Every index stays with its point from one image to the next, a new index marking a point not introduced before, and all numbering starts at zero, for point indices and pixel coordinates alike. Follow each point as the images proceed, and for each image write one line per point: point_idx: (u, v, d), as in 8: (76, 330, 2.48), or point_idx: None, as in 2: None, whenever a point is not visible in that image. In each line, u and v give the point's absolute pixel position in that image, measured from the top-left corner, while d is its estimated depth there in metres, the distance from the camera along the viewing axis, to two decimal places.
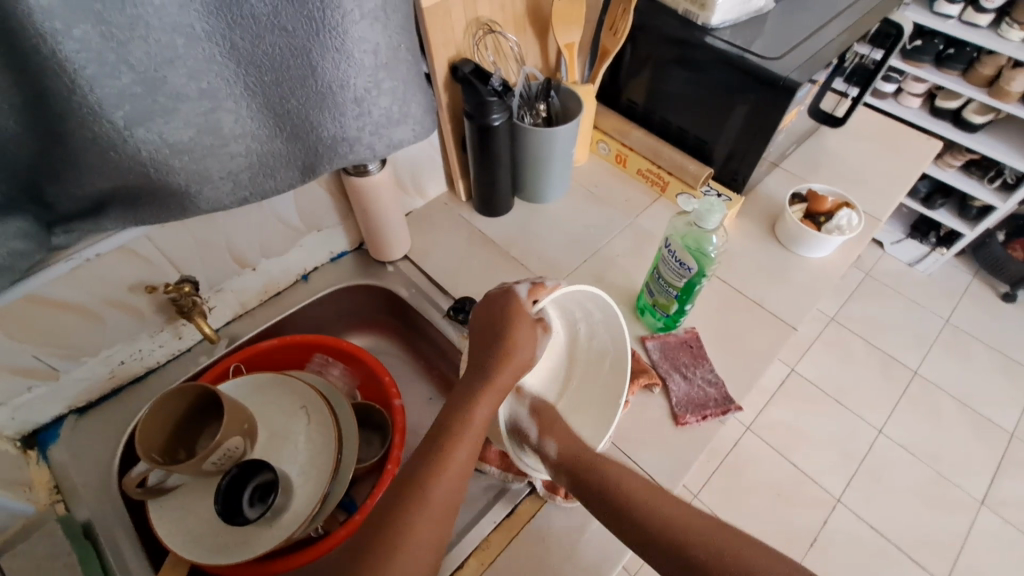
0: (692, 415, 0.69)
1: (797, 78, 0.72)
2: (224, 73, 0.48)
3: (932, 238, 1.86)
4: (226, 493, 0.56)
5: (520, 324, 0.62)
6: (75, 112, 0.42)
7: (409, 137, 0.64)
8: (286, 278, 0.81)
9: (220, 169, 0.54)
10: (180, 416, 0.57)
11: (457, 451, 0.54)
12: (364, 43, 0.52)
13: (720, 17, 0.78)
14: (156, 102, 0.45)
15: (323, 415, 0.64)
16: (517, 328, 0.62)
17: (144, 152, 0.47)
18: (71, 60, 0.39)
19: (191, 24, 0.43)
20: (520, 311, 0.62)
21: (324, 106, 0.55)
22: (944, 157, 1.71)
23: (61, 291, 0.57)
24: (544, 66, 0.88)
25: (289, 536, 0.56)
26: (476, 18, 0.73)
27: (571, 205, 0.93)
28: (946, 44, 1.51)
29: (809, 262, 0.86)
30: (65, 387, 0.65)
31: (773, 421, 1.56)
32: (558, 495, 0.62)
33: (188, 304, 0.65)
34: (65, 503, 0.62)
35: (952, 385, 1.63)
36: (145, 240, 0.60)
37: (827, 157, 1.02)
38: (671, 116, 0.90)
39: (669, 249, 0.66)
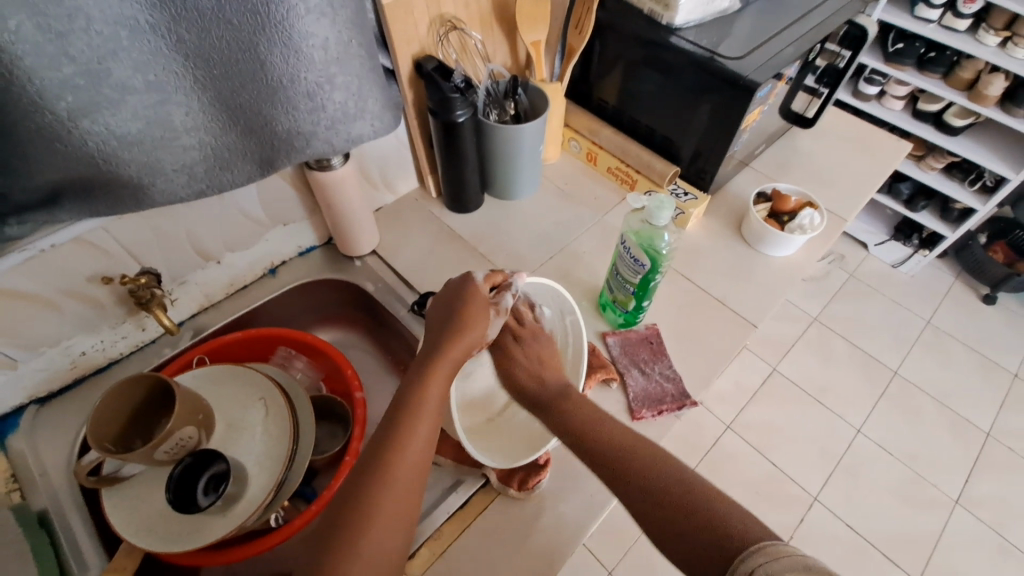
0: (648, 410, 0.70)
1: (756, 78, 0.73)
2: (171, 67, 0.49)
3: (914, 241, 1.86)
4: (178, 481, 0.57)
5: (477, 307, 0.63)
6: (16, 102, 0.43)
7: (368, 132, 0.65)
8: (252, 272, 0.81)
9: (173, 162, 0.54)
10: (134, 406, 0.57)
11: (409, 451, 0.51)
12: (313, 38, 0.53)
13: (683, 17, 0.79)
14: (99, 94, 0.46)
15: (281, 407, 0.65)
16: (471, 312, 0.62)
17: (91, 144, 0.48)
18: (7, 51, 0.40)
19: (134, 16, 0.44)
20: (477, 295, 0.63)
21: (277, 100, 0.55)
22: (926, 159, 1.71)
23: (17, 281, 0.57)
24: (513, 64, 0.89)
25: (241, 525, 0.57)
26: (440, 15, 0.74)
27: (541, 202, 0.94)
28: (927, 47, 1.51)
29: (774, 261, 0.87)
30: (24, 377, 0.65)
31: (753, 420, 1.57)
32: (511, 487, 0.63)
33: (147, 295, 0.66)
34: (22, 492, 0.62)
35: (931, 386, 1.64)
36: (102, 232, 0.60)
37: (798, 157, 1.03)
38: (639, 114, 0.91)
39: (625, 246, 0.67)
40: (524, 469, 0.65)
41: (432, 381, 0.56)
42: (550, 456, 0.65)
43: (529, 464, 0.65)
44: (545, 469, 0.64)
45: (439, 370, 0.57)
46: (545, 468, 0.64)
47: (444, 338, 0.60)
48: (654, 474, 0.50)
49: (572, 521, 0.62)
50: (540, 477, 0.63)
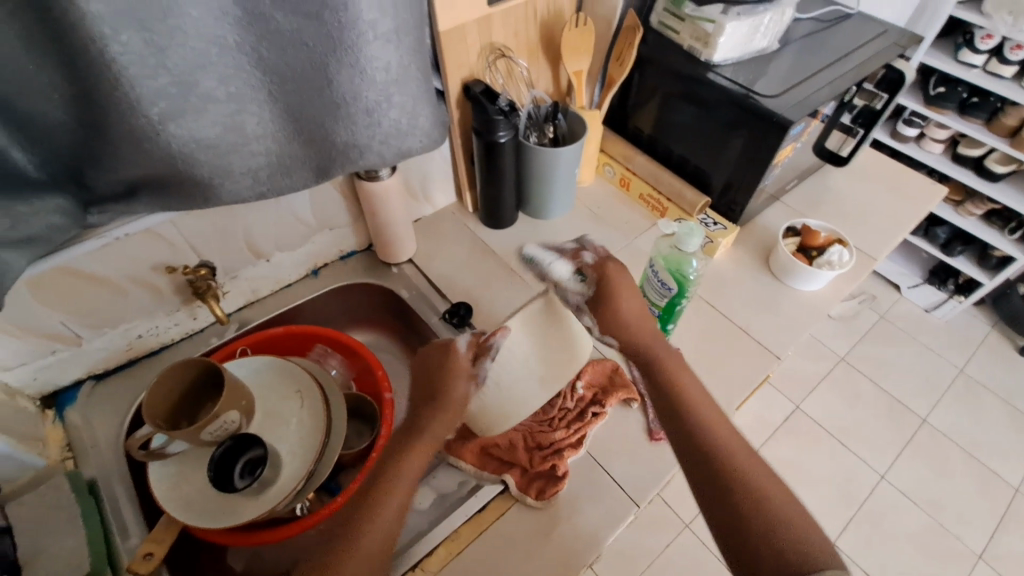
0: (666, 432, 0.71)
1: (790, 116, 0.75)
2: (250, 80, 0.54)
3: (950, 285, 1.82)
4: (220, 462, 0.62)
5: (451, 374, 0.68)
6: (117, 105, 0.48)
7: (416, 148, 0.69)
8: (296, 271, 0.86)
9: (242, 165, 0.59)
10: (185, 388, 0.62)
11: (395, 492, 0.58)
12: (377, 61, 0.57)
13: (722, 54, 0.83)
14: (187, 101, 0.51)
15: (316, 400, 0.68)
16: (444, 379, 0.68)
17: (174, 145, 0.53)
18: (116, 61, 0.45)
19: (224, 35, 0.49)
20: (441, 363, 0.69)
21: (339, 114, 0.60)
22: (964, 205, 1.68)
23: (92, 265, 0.63)
24: (554, 91, 0.94)
25: (272, 508, 0.60)
26: (490, 44, 0.79)
27: (572, 223, 0.97)
28: (970, 92, 1.50)
29: (801, 295, 0.88)
30: (86, 354, 0.70)
31: (772, 456, 1.54)
32: (528, 496, 0.65)
33: (203, 286, 0.71)
34: (74, 461, 0.67)
35: (961, 436, 1.59)
36: (170, 225, 0.66)
37: (830, 195, 1.04)
38: (673, 144, 0.94)
39: (653, 269, 0.70)
40: (542, 479, 0.67)
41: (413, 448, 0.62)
42: (567, 468, 0.67)
43: (547, 474, 0.68)
44: (563, 481, 0.66)
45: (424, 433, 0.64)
46: (562, 480, 0.67)
47: (432, 406, 0.66)
48: (751, 485, 0.55)
49: (585, 535, 0.64)
50: (557, 488, 0.66)
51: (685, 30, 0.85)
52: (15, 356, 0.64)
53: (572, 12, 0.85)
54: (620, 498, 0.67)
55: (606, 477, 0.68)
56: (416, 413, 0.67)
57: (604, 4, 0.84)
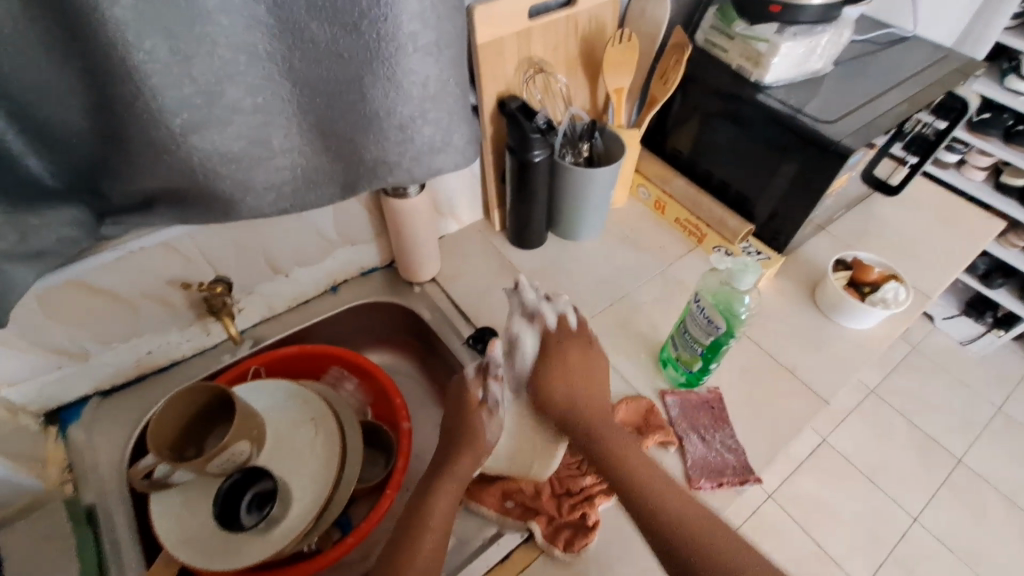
0: (707, 480, 0.66)
1: (850, 144, 0.70)
2: (279, 91, 0.50)
3: (988, 318, 1.71)
4: (225, 497, 0.57)
5: (470, 411, 0.68)
6: (138, 115, 0.45)
7: (449, 166, 0.65)
8: (315, 287, 0.82)
9: (266, 181, 0.56)
10: (192, 414, 0.57)
11: (426, 536, 0.57)
12: (414, 75, 0.54)
13: (774, 75, 0.78)
14: (212, 114, 0.48)
15: (330, 430, 0.64)
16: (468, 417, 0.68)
17: (196, 159, 0.49)
18: (138, 69, 0.42)
19: (255, 44, 0.46)
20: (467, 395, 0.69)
21: (370, 129, 0.56)
22: (1005, 236, 1.58)
23: (103, 278, 0.60)
24: (591, 108, 0.89)
25: (280, 550, 0.56)
26: (528, 58, 0.75)
27: (604, 246, 0.92)
28: (1016, 120, 1.43)
29: (849, 333, 0.82)
30: (93, 369, 0.67)
31: (798, 491, 1.47)
32: (555, 547, 0.60)
33: (218, 303, 0.68)
34: (74, 485, 0.63)
35: (1001, 480, 1.50)
36: (187, 239, 0.62)
37: (877, 225, 0.98)
38: (715, 168, 0.89)
39: (698, 305, 0.64)
40: (570, 528, 0.62)
41: (443, 482, 0.62)
42: (598, 518, 0.62)
43: (576, 523, 0.62)
44: (593, 532, 0.61)
45: (454, 471, 0.64)
46: (592, 531, 0.61)
47: (454, 442, 0.66)
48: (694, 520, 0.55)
49: None
50: (587, 541, 0.60)
51: (735, 49, 0.80)
52: (19, 370, 0.61)
53: (615, 26, 0.81)
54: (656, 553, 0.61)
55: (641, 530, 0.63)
56: (443, 453, 0.66)
57: (649, 20, 0.79)
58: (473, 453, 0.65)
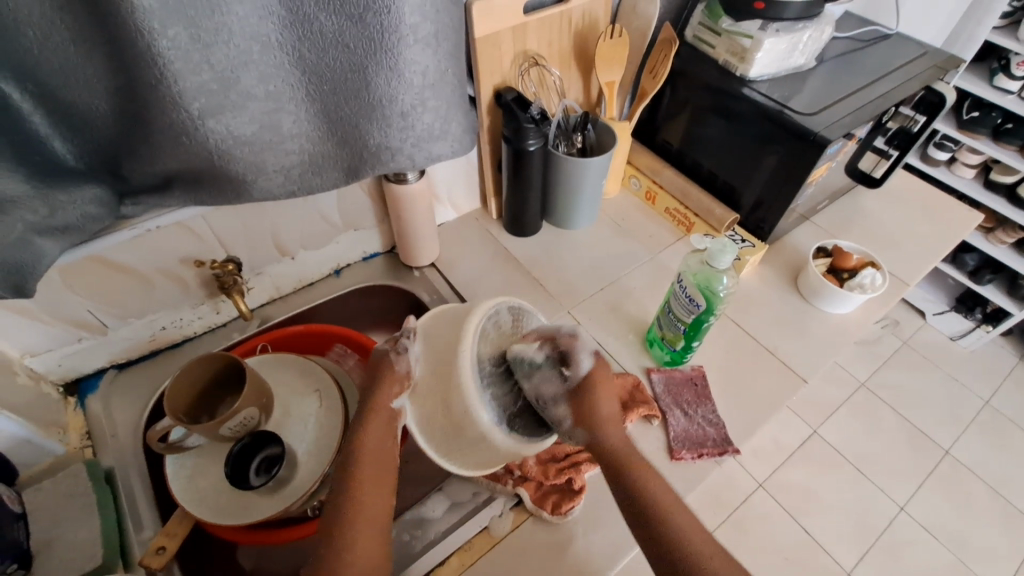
0: (688, 452, 0.70)
1: (828, 135, 0.74)
2: (289, 79, 0.54)
3: (978, 314, 1.75)
4: (237, 458, 0.61)
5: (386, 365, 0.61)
6: (160, 100, 0.49)
7: (447, 152, 0.69)
8: (320, 271, 0.86)
9: (276, 163, 0.59)
10: (205, 382, 0.61)
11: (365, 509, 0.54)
12: (415, 65, 0.57)
13: (758, 70, 0.82)
14: (227, 98, 0.51)
15: (334, 400, 0.68)
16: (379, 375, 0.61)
17: (212, 141, 0.53)
18: (162, 56, 0.46)
19: (267, 34, 0.50)
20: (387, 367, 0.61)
21: (372, 116, 0.60)
22: (995, 232, 1.62)
23: (123, 256, 0.64)
24: (585, 101, 0.93)
25: (288, 507, 0.60)
26: (524, 51, 0.79)
27: (597, 234, 0.96)
28: (1005, 118, 1.45)
29: (829, 317, 0.86)
30: (111, 342, 0.71)
31: (788, 480, 1.50)
32: (544, 510, 0.64)
33: (230, 281, 0.72)
34: (93, 449, 0.68)
35: (985, 471, 1.54)
36: (201, 220, 0.66)
37: (860, 216, 1.02)
38: (703, 159, 0.92)
39: (681, 285, 0.69)
40: (557, 492, 0.66)
41: (372, 422, 0.59)
42: (585, 482, 0.66)
43: (563, 488, 0.66)
44: (579, 496, 0.65)
45: (377, 411, 0.59)
46: (579, 494, 0.65)
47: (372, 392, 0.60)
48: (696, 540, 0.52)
49: (604, 553, 0.62)
50: (573, 503, 0.64)
51: (722, 45, 0.84)
52: (41, 341, 0.65)
53: (607, 22, 0.85)
54: None
55: None
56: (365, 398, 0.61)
57: (639, 16, 0.83)
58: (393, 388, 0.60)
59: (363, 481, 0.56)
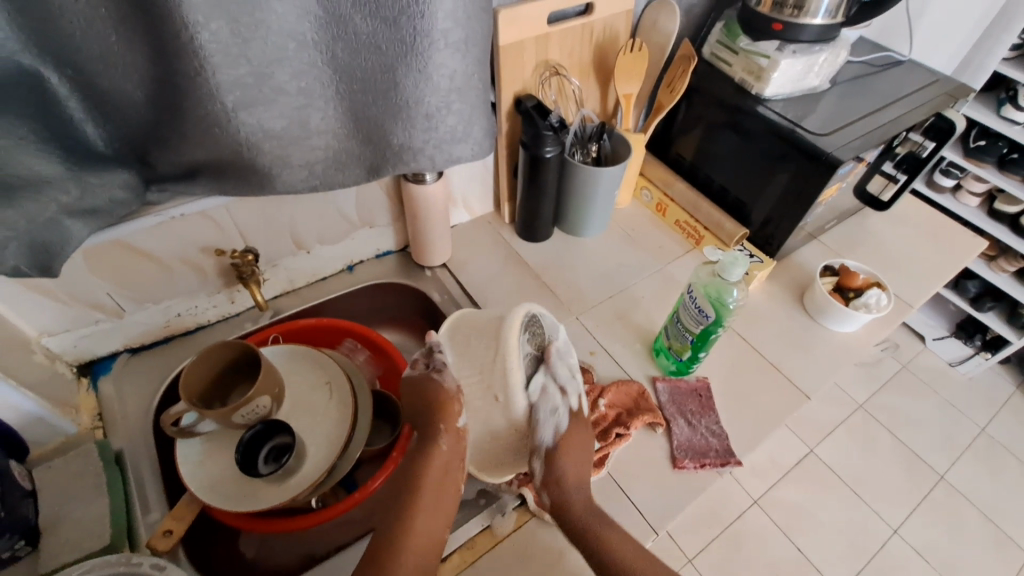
0: (690, 461, 0.71)
1: (840, 156, 0.75)
2: (320, 76, 0.56)
3: (977, 340, 1.76)
4: (247, 445, 0.62)
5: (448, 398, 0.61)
6: (196, 90, 0.50)
7: (467, 155, 0.70)
8: (333, 266, 0.87)
9: (301, 158, 0.61)
10: (219, 370, 0.62)
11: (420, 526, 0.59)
12: (443, 69, 0.59)
13: (773, 90, 0.84)
14: (260, 92, 0.53)
15: (344, 393, 0.69)
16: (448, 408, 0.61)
17: (242, 133, 0.55)
18: (203, 48, 0.47)
19: (304, 32, 0.52)
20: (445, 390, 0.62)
21: (398, 116, 0.61)
22: (998, 260, 1.63)
23: (145, 241, 0.65)
24: (601, 112, 0.95)
25: (294, 497, 0.61)
26: (546, 61, 0.81)
27: (607, 242, 0.97)
28: (1011, 148, 1.47)
29: (833, 335, 0.87)
30: (126, 326, 0.72)
31: (782, 498, 1.51)
32: (548, 512, 0.64)
33: (247, 271, 0.73)
34: (104, 430, 0.68)
35: (979, 497, 1.55)
36: (222, 209, 0.68)
37: (866, 237, 1.04)
38: (715, 174, 0.94)
39: (690, 296, 0.70)
40: None
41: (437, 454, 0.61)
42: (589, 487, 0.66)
43: None
44: None
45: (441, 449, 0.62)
46: None
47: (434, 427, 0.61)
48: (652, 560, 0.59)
49: None
50: None
51: (738, 63, 0.86)
52: (58, 322, 0.66)
53: (628, 36, 0.87)
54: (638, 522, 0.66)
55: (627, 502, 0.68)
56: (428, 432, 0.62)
57: (659, 31, 0.85)
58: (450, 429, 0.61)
59: (426, 488, 0.60)
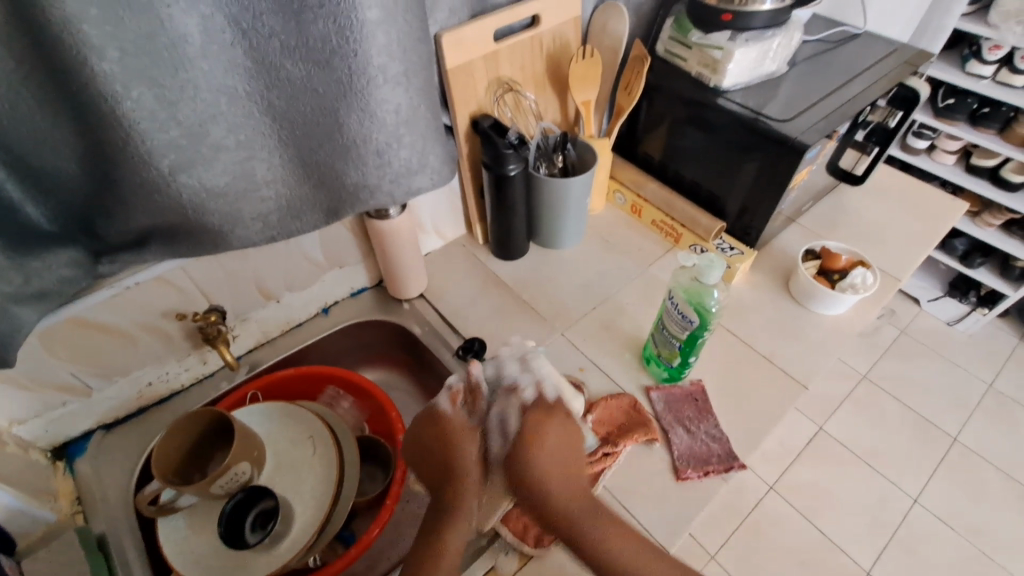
0: (693, 470, 0.69)
1: (807, 140, 0.74)
2: (260, 127, 0.54)
3: (972, 297, 1.75)
4: (230, 517, 0.59)
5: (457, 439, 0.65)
6: (129, 160, 0.48)
7: (426, 185, 0.68)
8: (307, 311, 0.85)
9: (252, 211, 0.59)
10: (193, 441, 0.60)
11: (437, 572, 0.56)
12: (387, 104, 0.57)
13: (731, 80, 0.82)
14: (197, 152, 0.51)
15: (327, 446, 0.66)
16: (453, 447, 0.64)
17: (185, 196, 0.53)
18: (127, 117, 0.45)
19: (234, 86, 0.50)
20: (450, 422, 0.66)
21: (348, 157, 0.59)
22: (982, 215, 1.63)
23: (103, 315, 0.62)
24: (563, 121, 0.93)
25: (286, 563, 0.58)
26: (498, 78, 0.79)
27: (584, 251, 0.96)
28: (982, 103, 1.46)
29: (824, 319, 0.85)
30: (97, 403, 0.70)
31: (798, 481, 1.48)
32: (527, 544, 0.63)
33: (213, 332, 0.71)
34: (85, 514, 0.66)
35: (995, 455, 1.53)
36: (180, 272, 0.65)
37: (845, 214, 1.02)
38: (685, 170, 0.92)
39: (672, 302, 0.68)
40: (541, 524, 0.65)
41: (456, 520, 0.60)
42: None
43: None
44: None
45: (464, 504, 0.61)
46: None
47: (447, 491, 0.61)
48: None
49: None
50: (556, 534, 0.63)
51: (693, 57, 0.85)
52: (25, 408, 0.63)
53: (579, 43, 0.86)
54: (647, 543, 0.64)
55: (632, 521, 0.66)
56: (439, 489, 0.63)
57: (610, 34, 0.84)
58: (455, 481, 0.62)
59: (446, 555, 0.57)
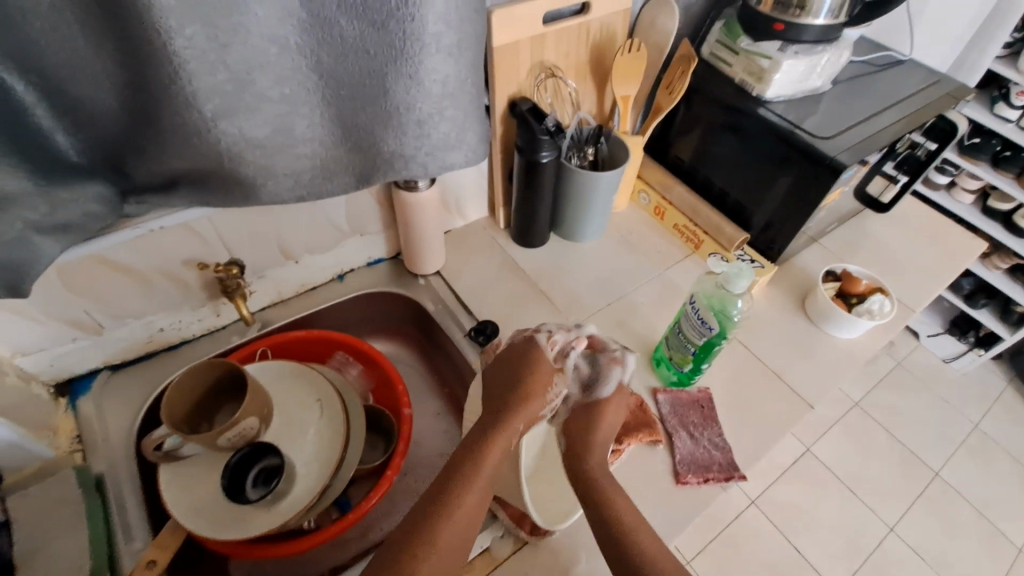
0: (694, 475, 0.69)
1: (845, 160, 0.73)
2: (306, 82, 0.53)
3: (970, 337, 1.76)
4: (234, 470, 0.60)
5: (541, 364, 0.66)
6: (173, 99, 0.47)
7: (460, 162, 0.67)
8: (323, 275, 0.85)
9: (286, 166, 0.58)
10: (204, 391, 0.60)
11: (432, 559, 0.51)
12: (435, 73, 0.56)
13: (774, 91, 0.81)
14: (242, 100, 0.50)
15: (336, 411, 0.66)
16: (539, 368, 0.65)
17: (223, 143, 0.51)
18: (177, 54, 0.44)
19: (286, 36, 0.49)
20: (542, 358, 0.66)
21: (389, 123, 0.59)
22: (991, 257, 1.62)
23: (124, 255, 0.62)
24: (598, 113, 0.92)
25: (284, 523, 0.58)
26: (541, 62, 0.78)
27: (606, 248, 0.95)
28: (1003, 146, 1.46)
29: (835, 341, 0.85)
30: (106, 343, 0.69)
31: (779, 498, 1.50)
32: (522, 529, 0.64)
33: (232, 285, 0.70)
34: (83, 453, 0.65)
35: (972, 493, 1.55)
36: (205, 220, 0.65)
37: (867, 239, 1.02)
38: (715, 176, 0.92)
39: (693, 306, 0.68)
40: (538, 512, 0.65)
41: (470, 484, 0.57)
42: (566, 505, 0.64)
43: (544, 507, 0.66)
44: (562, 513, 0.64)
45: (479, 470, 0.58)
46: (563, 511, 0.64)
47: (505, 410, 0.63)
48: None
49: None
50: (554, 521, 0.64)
51: (739, 64, 0.84)
52: (34, 340, 0.63)
53: (625, 36, 0.84)
54: None
55: None
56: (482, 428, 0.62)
57: (658, 30, 0.83)
58: (530, 417, 0.63)
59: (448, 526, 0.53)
